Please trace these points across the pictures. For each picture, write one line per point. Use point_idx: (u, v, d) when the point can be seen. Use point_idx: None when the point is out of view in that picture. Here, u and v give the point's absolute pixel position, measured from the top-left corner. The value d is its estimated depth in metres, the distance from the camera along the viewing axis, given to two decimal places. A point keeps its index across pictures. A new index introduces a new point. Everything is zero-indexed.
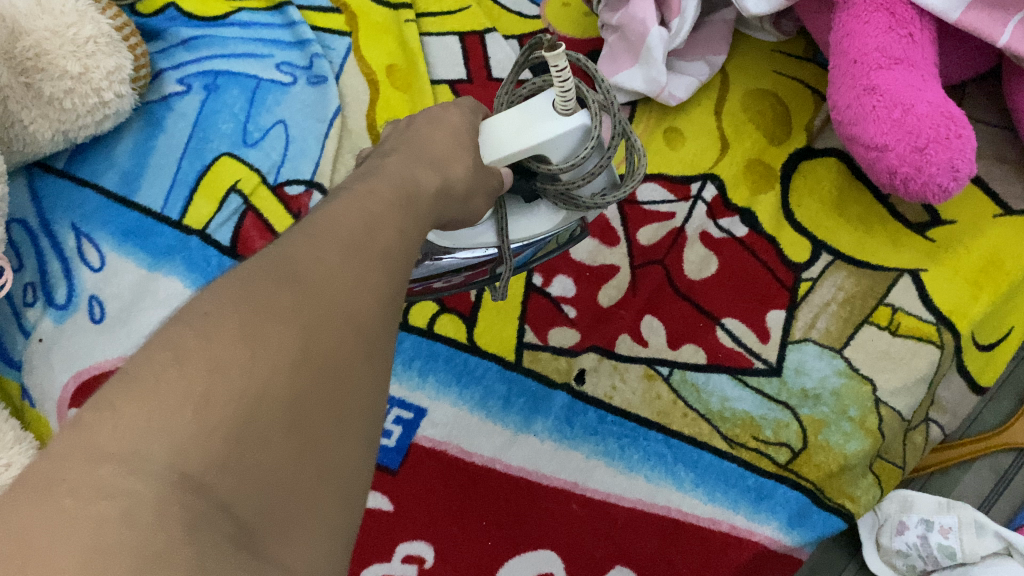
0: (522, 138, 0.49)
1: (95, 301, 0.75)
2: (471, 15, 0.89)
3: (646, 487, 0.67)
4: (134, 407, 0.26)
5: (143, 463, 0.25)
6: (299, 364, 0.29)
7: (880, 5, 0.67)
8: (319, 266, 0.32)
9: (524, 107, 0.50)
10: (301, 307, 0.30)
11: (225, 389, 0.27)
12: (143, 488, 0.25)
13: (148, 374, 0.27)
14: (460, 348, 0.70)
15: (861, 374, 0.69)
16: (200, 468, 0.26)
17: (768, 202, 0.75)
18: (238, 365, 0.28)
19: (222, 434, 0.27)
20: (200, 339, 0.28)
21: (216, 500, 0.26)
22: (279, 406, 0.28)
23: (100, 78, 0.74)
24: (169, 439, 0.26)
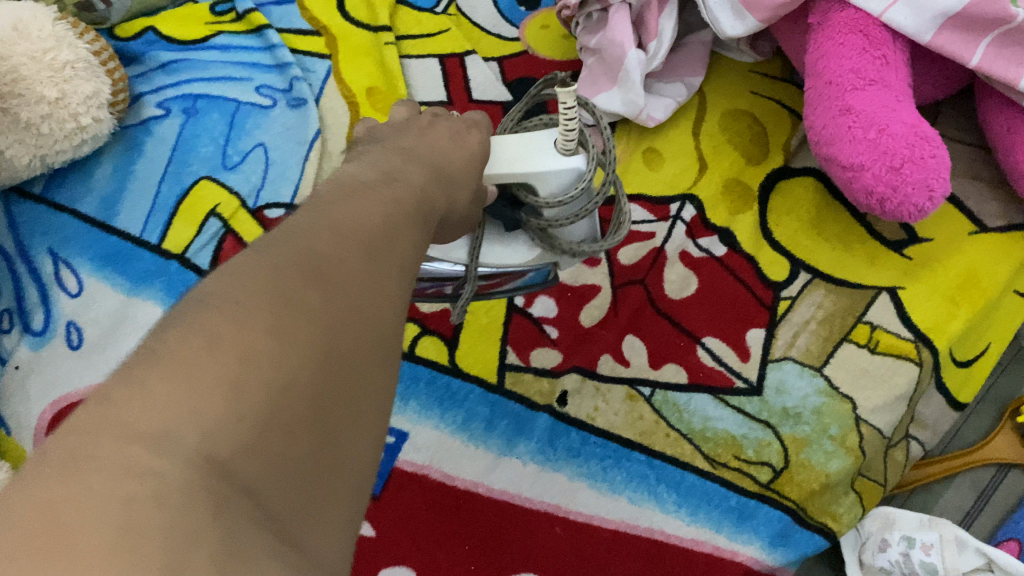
0: (517, 164, 0.48)
1: (73, 326, 0.74)
2: (451, 38, 0.89)
3: (629, 509, 0.66)
4: (166, 383, 0.26)
5: (172, 444, 0.25)
6: (323, 361, 0.29)
7: (853, 27, 0.68)
8: (341, 267, 0.32)
9: (532, 140, 0.49)
10: (329, 306, 0.30)
11: (256, 377, 0.27)
12: (170, 469, 0.24)
13: (177, 350, 0.27)
14: (443, 371, 0.70)
15: (841, 393, 0.69)
16: (225, 453, 0.25)
17: (745, 222, 0.76)
18: (272, 355, 0.28)
19: (251, 420, 0.26)
20: (232, 325, 0.28)
21: (241, 484, 0.25)
22: (303, 401, 0.28)
23: (77, 103, 0.73)
24: (200, 422, 0.25)
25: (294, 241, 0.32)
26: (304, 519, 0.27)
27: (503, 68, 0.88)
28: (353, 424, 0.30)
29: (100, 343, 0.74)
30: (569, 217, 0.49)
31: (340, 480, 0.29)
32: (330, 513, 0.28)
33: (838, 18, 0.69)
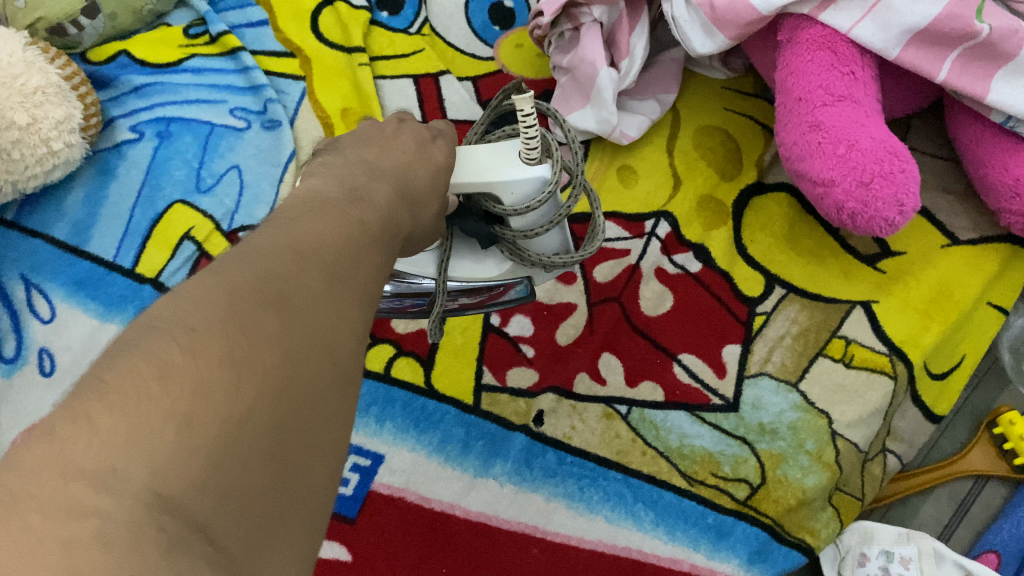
0: (482, 175, 0.47)
1: (45, 353, 0.74)
2: (425, 58, 0.90)
3: (607, 529, 0.66)
4: (114, 419, 0.24)
5: (118, 482, 0.23)
6: (281, 394, 0.28)
7: (822, 43, 0.69)
8: (303, 290, 0.31)
9: (500, 149, 0.48)
10: (288, 333, 0.29)
11: (209, 411, 0.25)
12: (116, 509, 0.23)
13: (128, 387, 0.25)
14: (418, 393, 0.70)
15: (817, 408, 0.69)
16: (178, 489, 0.24)
17: (719, 238, 0.76)
18: (225, 386, 0.26)
19: (203, 454, 0.25)
20: (187, 356, 0.26)
21: (191, 520, 0.24)
22: (261, 430, 0.27)
23: (48, 129, 0.73)
24: (149, 458, 0.24)
25: (256, 256, 0.31)
26: (261, 558, 0.26)
27: (478, 88, 0.89)
28: (309, 453, 0.29)
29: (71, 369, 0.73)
30: (542, 226, 0.49)
31: (295, 514, 0.28)
32: (288, 545, 0.27)
33: (807, 34, 0.69)
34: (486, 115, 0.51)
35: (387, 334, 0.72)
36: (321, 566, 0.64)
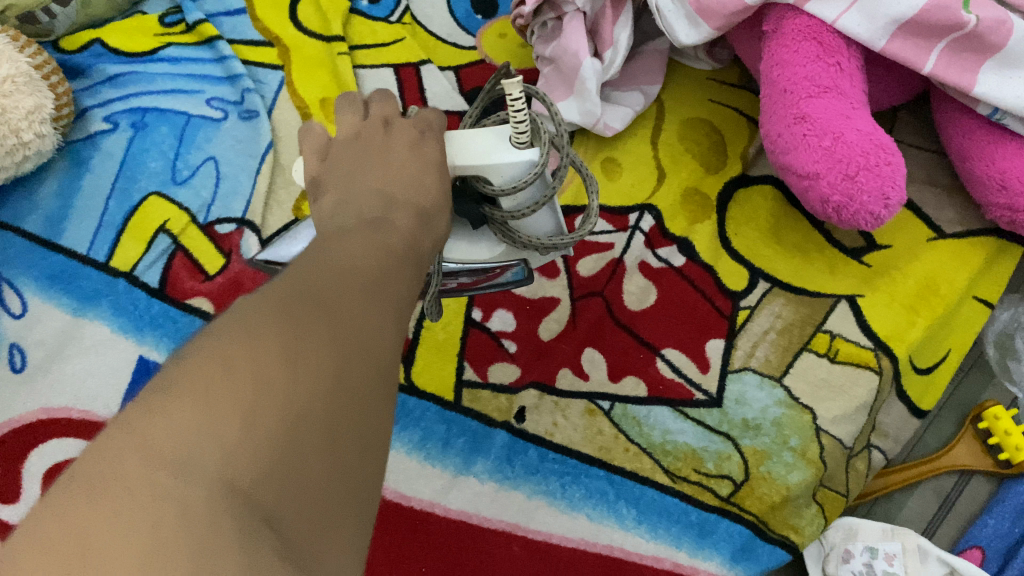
0: (471, 158, 0.46)
1: (16, 349, 0.72)
2: (406, 47, 0.88)
3: (589, 526, 0.65)
4: (189, 411, 0.26)
5: (193, 468, 0.25)
6: (334, 391, 0.29)
7: (807, 34, 0.68)
8: (344, 297, 0.32)
9: (492, 130, 0.47)
10: (337, 337, 0.30)
11: (268, 407, 0.27)
12: (194, 494, 0.25)
13: (200, 383, 0.27)
14: (399, 389, 0.68)
15: (801, 403, 0.69)
16: (248, 480, 0.26)
17: (704, 232, 0.75)
18: (281, 385, 0.28)
19: (269, 447, 0.27)
20: (246, 353, 0.28)
21: (262, 512, 0.26)
22: (316, 429, 0.28)
23: (19, 118, 0.71)
24: (220, 448, 0.26)
25: (298, 282, 0.32)
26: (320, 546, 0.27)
27: (460, 78, 0.87)
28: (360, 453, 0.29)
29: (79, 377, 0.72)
30: (529, 207, 0.47)
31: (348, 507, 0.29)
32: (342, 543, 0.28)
33: (792, 25, 0.69)
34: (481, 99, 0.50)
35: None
36: None
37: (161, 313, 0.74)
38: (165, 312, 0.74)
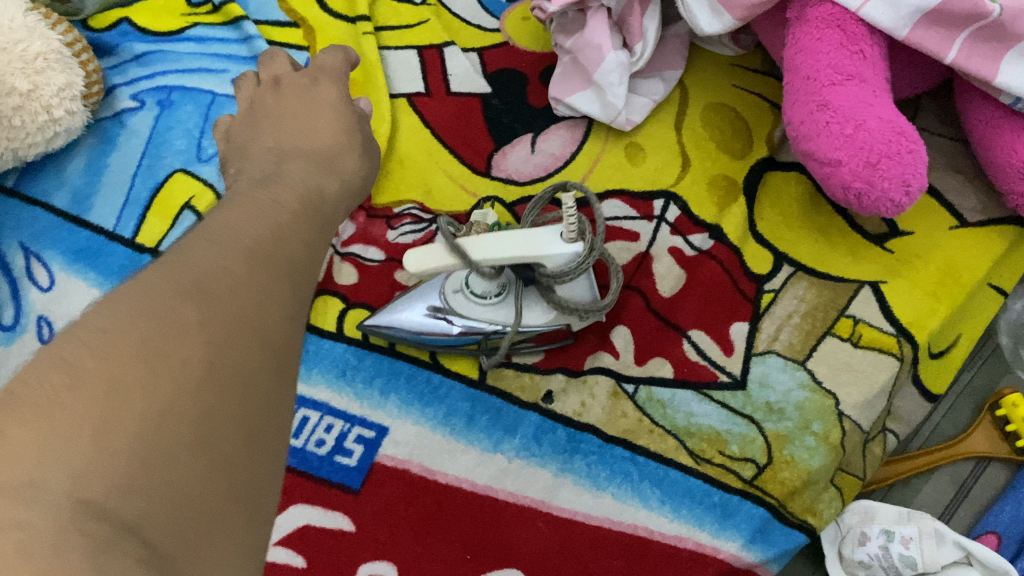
0: (527, 249, 0.60)
1: (44, 322, 0.72)
2: (430, 29, 0.89)
3: (613, 505, 0.65)
4: (26, 434, 0.27)
5: (37, 496, 0.26)
6: (205, 382, 0.32)
7: (831, 22, 0.68)
8: (225, 276, 0.36)
9: (537, 230, 0.61)
10: (207, 322, 0.33)
11: (125, 415, 0.29)
12: (38, 519, 0.26)
13: (41, 398, 0.28)
14: (422, 366, 0.70)
15: (824, 388, 0.69)
16: (100, 494, 0.27)
17: (733, 216, 0.76)
18: (140, 385, 0.30)
19: (124, 455, 0.29)
20: (97, 360, 0.30)
21: (122, 523, 0.27)
22: (184, 424, 0.31)
23: (50, 95, 0.72)
24: (67, 467, 0.27)
25: (210, 240, 0.38)
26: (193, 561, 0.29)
27: (483, 59, 0.88)
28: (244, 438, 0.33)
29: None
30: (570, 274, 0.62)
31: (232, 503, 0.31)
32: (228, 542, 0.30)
33: (815, 12, 0.69)
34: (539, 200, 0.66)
35: (368, 302, 0.73)
36: (302, 531, 0.63)
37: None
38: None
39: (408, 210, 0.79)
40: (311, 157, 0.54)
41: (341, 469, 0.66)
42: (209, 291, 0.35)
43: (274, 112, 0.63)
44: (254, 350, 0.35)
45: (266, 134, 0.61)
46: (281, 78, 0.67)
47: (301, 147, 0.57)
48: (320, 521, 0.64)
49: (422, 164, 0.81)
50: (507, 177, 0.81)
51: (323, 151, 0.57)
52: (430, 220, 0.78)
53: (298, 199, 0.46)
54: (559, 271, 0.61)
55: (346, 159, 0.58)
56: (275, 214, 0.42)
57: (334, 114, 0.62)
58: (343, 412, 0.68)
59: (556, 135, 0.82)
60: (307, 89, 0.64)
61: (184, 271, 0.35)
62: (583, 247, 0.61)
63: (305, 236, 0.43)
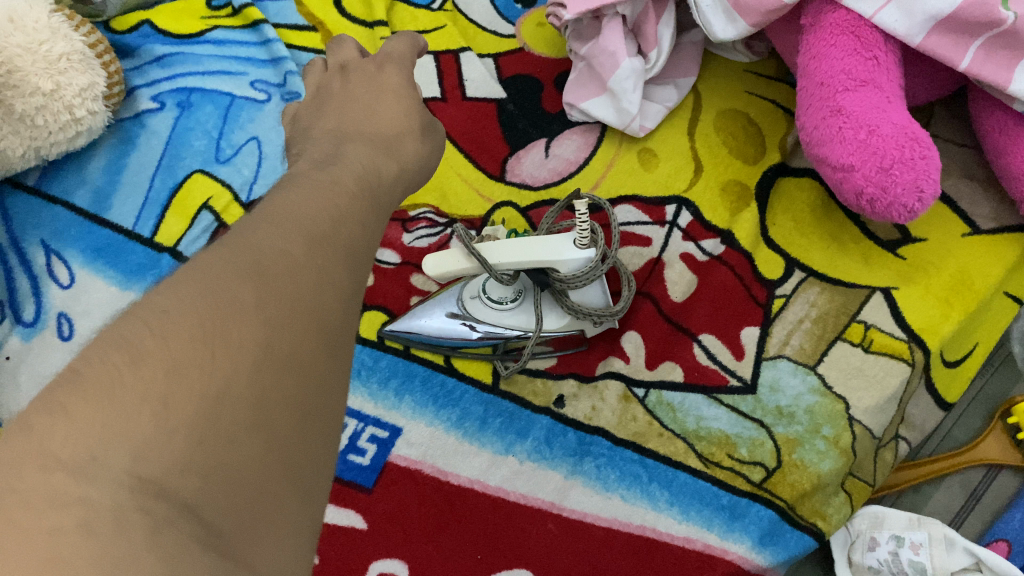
0: (539, 255, 0.62)
1: (64, 318, 0.73)
2: (446, 34, 0.90)
3: (622, 507, 0.65)
4: (87, 411, 0.28)
5: (97, 472, 0.27)
6: (262, 360, 0.32)
7: (846, 28, 0.68)
8: (284, 259, 0.35)
9: (549, 237, 0.62)
10: (265, 303, 0.33)
11: (184, 391, 0.30)
12: (98, 496, 0.26)
13: (102, 374, 0.29)
14: (438, 370, 0.70)
15: (834, 392, 0.69)
16: (159, 473, 0.28)
17: (746, 222, 0.76)
18: (199, 363, 0.30)
19: (183, 435, 0.29)
20: (158, 340, 0.30)
21: (180, 503, 0.28)
22: (243, 404, 0.31)
23: (72, 95, 0.73)
24: (128, 443, 0.28)
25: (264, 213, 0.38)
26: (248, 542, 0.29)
27: (498, 65, 0.89)
28: (302, 421, 0.33)
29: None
30: (583, 280, 0.63)
31: (287, 479, 0.31)
32: (281, 521, 0.31)
33: (831, 18, 0.70)
34: (555, 211, 0.67)
35: (384, 304, 0.74)
36: (322, 531, 0.63)
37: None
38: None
39: (424, 214, 0.80)
40: (370, 135, 0.55)
41: (353, 467, 0.66)
42: (267, 273, 0.34)
43: (339, 94, 0.63)
44: (309, 328, 0.34)
45: (328, 113, 0.61)
46: (348, 65, 0.67)
47: (360, 125, 0.57)
48: (334, 517, 0.64)
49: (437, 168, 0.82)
50: (521, 182, 0.81)
51: (384, 134, 0.56)
52: (445, 224, 0.79)
53: (356, 177, 0.46)
54: (573, 277, 0.62)
55: (404, 145, 0.56)
56: (333, 188, 0.42)
57: (396, 98, 0.61)
58: (357, 411, 0.68)
59: (570, 140, 0.83)
60: (373, 74, 0.64)
61: (243, 250, 0.35)
62: (595, 252, 0.61)
63: (364, 216, 0.42)
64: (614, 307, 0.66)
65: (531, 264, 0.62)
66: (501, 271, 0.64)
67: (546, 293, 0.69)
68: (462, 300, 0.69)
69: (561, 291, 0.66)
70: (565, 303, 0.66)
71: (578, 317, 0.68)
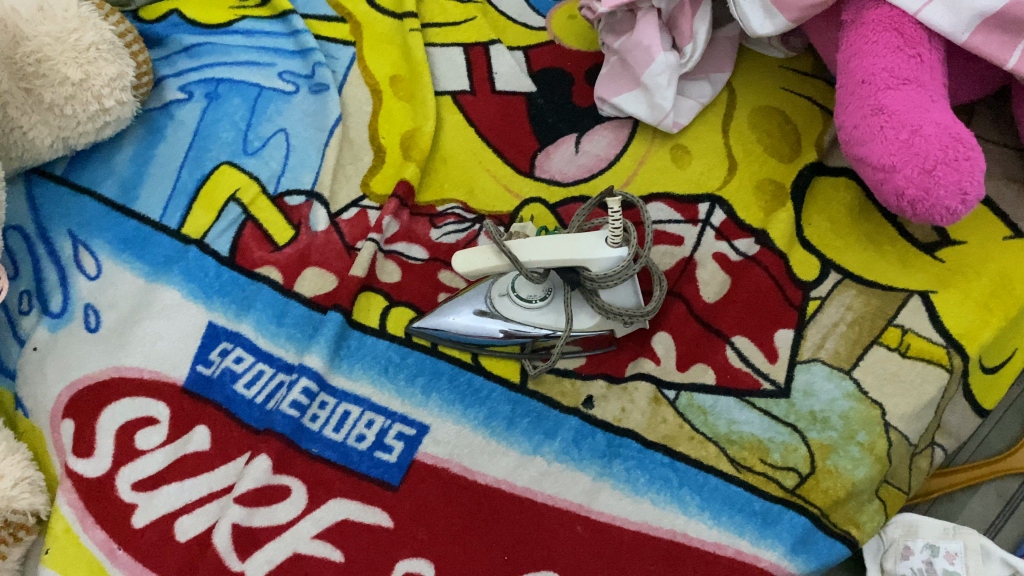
0: (570, 253, 0.60)
1: (91, 309, 0.72)
2: (476, 27, 0.90)
3: (652, 511, 0.64)
4: None
5: None
6: None
7: (889, 25, 0.67)
8: None
9: (580, 235, 0.61)
10: None
11: None
12: None
13: None
14: (465, 368, 0.70)
15: (870, 398, 0.67)
16: None
17: (780, 222, 0.75)
18: None
19: None
20: None
21: None
22: None
23: (101, 85, 0.73)
24: None
25: None
26: None
27: (529, 58, 0.88)
28: None
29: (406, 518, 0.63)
30: (614, 279, 0.62)
31: None
32: None
33: (873, 15, 0.68)
34: (588, 208, 0.66)
35: (411, 301, 0.73)
36: (340, 525, 0.63)
37: (302, 316, 0.71)
38: (307, 315, 0.71)
39: (452, 209, 0.79)
40: None
41: (379, 464, 0.65)
42: None
43: None
44: None
45: None
46: None
47: None
48: (359, 515, 0.63)
49: (465, 163, 0.81)
50: (550, 178, 0.80)
51: None
52: (474, 220, 0.78)
53: None
54: (603, 276, 0.61)
55: None
56: None
57: None
58: (384, 408, 0.68)
59: (600, 136, 0.82)
60: None
61: None
62: (626, 252, 0.60)
63: None
64: (644, 308, 0.65)
65: (561, 262, 0.61)
66: (532, 270, 0.63)
67: (576, 293, 0.68)
68: (490, 298, 0.68)
69: (592, 290, 0.65)
70: (595, 302, 0.65)
71: (608, 317, 0.67)
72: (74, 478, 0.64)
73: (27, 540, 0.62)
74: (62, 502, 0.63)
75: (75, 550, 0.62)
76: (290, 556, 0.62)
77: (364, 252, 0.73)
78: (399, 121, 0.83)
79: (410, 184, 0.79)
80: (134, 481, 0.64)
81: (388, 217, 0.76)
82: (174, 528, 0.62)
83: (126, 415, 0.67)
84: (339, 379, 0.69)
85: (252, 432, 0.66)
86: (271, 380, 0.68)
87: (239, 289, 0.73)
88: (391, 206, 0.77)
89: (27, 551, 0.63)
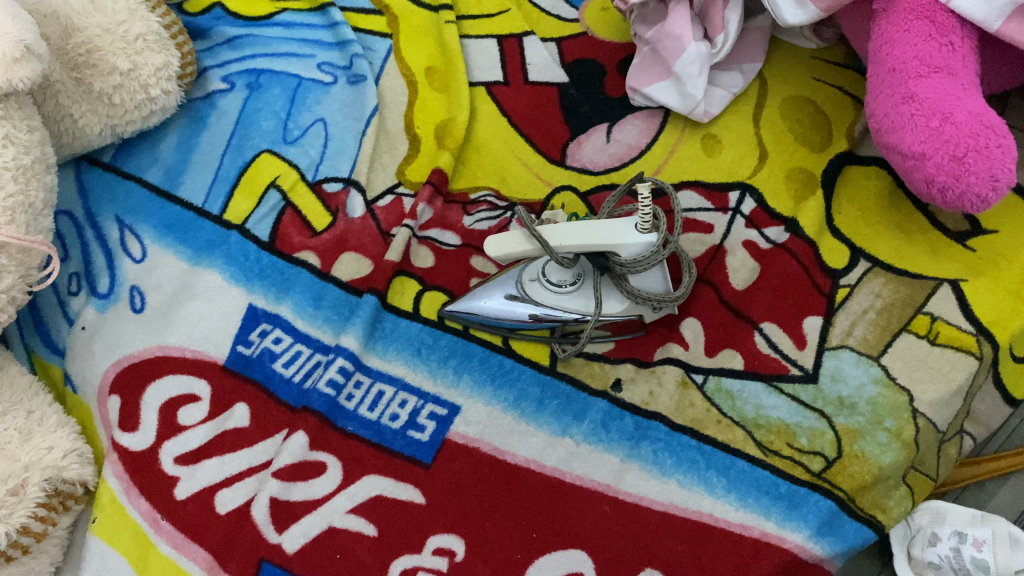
0: (601, 238, 0.62)
1: (136, 291, 0.74)
2: (510, 19, 0.91)
3: (679, 492, 0.65)
4: None
5: None
6: None
7: (920, 13, 0.67)
8: None
9: (611, 222, 0.62)
10: None
11: None
12: None
13: None
14: (496, 351, 0.71)
15: (898, 384, 0.68)
16: None
17: (810, 210, 0.76)
18: None
19: None
20: None
21: None
22: None
23: (148, 75, 0.75)
24: None
25: None
26: None
27: (562, 49, 0.90)
28: None
29: (439, 495, 0.65)
30: (644, 265, 0.63)
31: None
32: None
33: (904, 3, 0.68)
34: (618, 195, 0.67)
35: (444, 285, 0.75)
36: (373, 501, 0.65)
37: (339, 299, 0.73)
38: (343, 298, 0.73)
39: (485, 197, 0.80)
40: None
41: (412, 442, 0.67)
42: None
43: None
44: None
45: None
46: None
47: None
48: (392, 491, 0.65)
49: (498, 152, 0.83)
50: (581, 166, 0.81)
51: None
52: (505, 207, 0.79)
53: None
54: (633, 261, 0.62)
55: None
56: None
57: None
58: (417, 389, 0.69)
59: (632, 125, 0.83)
60: None
61: None
62: (656, 238, 0.61)
63: None
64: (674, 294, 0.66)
65: (592, 248, 0.62)
66: (562, 255, 0.64)
67: (605, 278, 0.69)
68: (522, 285, 0.70)
69: (621, 275, 0.65)
70: (624, 287, 0.66)
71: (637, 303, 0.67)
72: (120, 451, 0.67)
73: (76, 509, 0.65)
74: (109, 474, 0.66)
75: (121, 520, 0.64)
76: (325, 529, 0.64)
77: (398, 237, 0.75)
78: (434, 111, 0.85)
79: (444, 171, 0.80)
80: (176, 455, 0.66)
81: (421, 204, 0.78)
82: (214, 500, 0.64)
83: (170, 392, 0.69)
84: (374, 360, 0.71)
85: (290, 410, 0.68)
86: (309, 360, 0.71)
87: (279, 272, 0.75)
88: (425, 194, 0.78)
89: (75, 520, 0.66)
